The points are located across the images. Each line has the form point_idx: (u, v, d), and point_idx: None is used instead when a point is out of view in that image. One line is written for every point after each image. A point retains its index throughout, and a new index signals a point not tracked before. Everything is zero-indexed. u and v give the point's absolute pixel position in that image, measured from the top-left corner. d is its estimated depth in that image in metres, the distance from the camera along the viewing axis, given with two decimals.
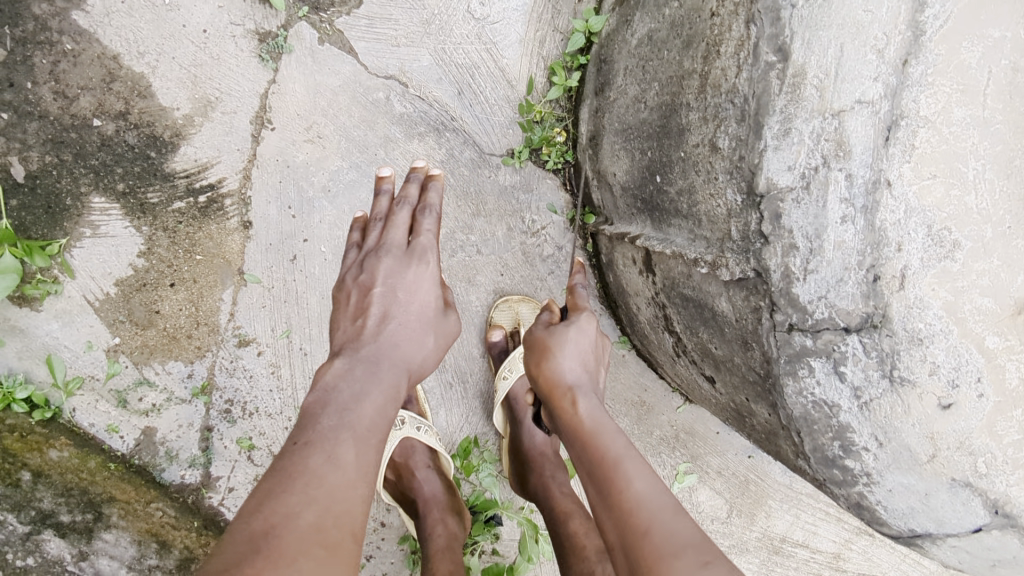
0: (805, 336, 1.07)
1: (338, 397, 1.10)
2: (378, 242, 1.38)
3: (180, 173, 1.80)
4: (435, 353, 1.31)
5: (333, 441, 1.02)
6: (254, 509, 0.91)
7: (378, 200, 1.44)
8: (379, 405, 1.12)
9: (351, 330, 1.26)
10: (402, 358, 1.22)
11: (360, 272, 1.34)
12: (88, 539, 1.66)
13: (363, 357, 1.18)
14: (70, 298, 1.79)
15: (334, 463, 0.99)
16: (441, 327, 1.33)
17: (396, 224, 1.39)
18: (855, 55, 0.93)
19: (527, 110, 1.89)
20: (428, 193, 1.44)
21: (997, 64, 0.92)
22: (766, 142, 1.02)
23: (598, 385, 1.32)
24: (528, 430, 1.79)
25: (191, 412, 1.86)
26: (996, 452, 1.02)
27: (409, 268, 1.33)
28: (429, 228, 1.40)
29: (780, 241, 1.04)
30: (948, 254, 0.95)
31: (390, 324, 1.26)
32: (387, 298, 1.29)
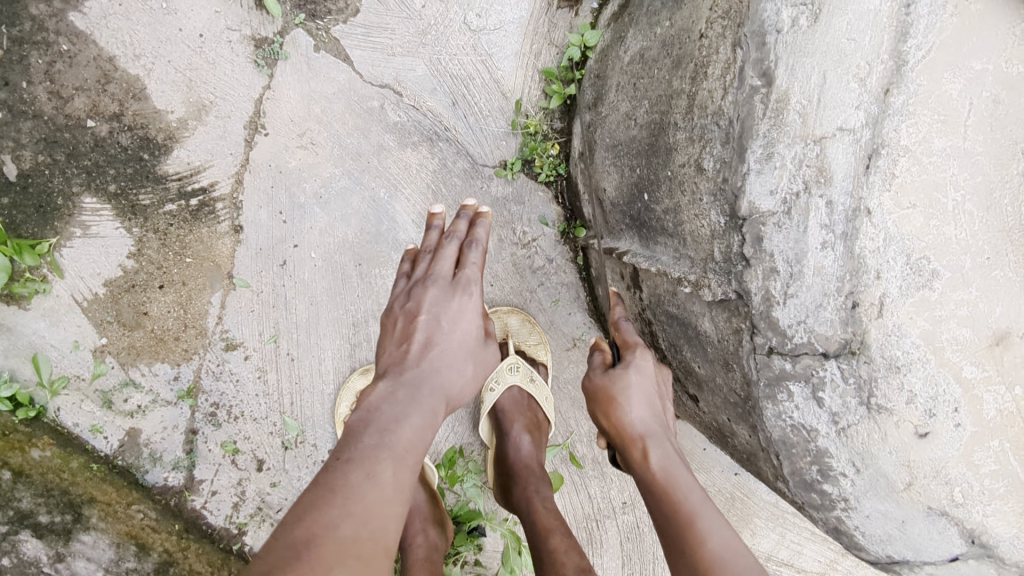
0: (784, 360, 1.07)
1: (382, 417, 1.07)
2: (425, 271, 1.29)
3: (173, 176, 1.81)
4: (473, 382, 1.24)
5: (373, 459, 1.00)
6: (296, 519, 0.91)
7: (428, 233, 1.35)
8: (418, 431, 1.08)
9: (392, 354, 1.20)
10: (440, 386, 1.16)
11: (406, 298, 1.27)
12: (66, 540, 1.67)
13: (404, 381, 1.13)
14: (58, 298, 1.79)
15: (374, 480, 0.97)
16: (480, 358, 1.26)
17: (443, 255, 1.30)
18: (837, 82, 0.93)
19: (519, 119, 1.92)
20: (477, 228, 1.35)
21: (979, 95, 0.92)
22: (748, 165, 1.02)
23: (668, 422, 1.33)
24: (514, 443, 1.78)
25: (176, 414, 1.86)
26: (973, 482, 1.02)
27: (454, 298, 1.25)
28: (476, 261, 1.31)
29: (761, 264, 1.04)
30: (927, 283, 0.95)
31: (431, 352, 1.19)
32: (430, 326, 1.21)
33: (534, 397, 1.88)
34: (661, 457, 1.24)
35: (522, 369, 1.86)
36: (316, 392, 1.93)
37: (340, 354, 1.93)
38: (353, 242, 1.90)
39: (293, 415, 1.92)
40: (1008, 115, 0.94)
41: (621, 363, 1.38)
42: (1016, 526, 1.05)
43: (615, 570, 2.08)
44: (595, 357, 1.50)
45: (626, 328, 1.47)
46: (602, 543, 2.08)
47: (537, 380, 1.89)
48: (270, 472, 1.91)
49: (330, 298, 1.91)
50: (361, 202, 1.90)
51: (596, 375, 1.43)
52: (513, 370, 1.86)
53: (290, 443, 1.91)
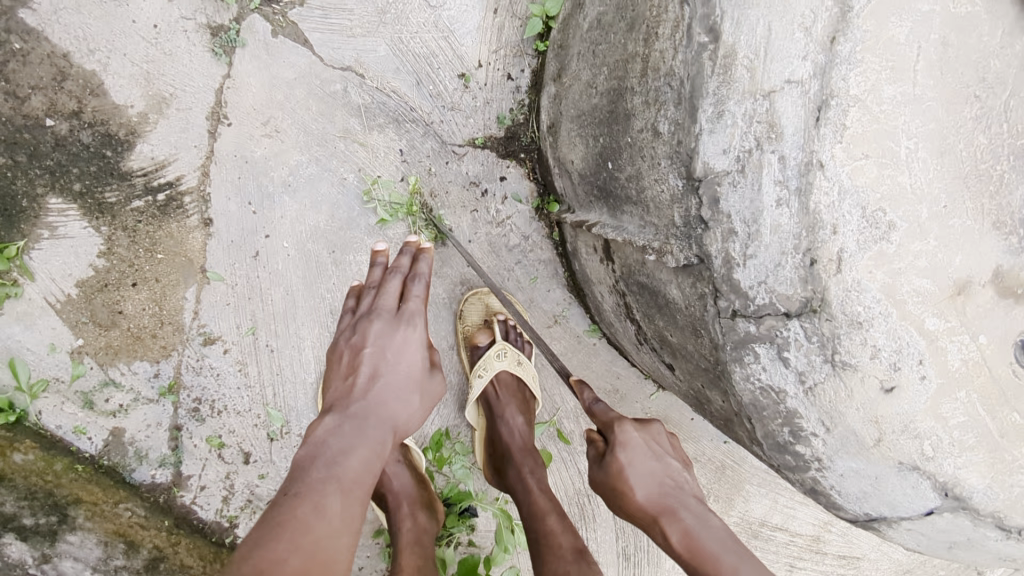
0: (748, 322, 1.05)
1: (328, 451, 1.06)
2: (369, 306, 1.30)
3: (138, 172, 1.78)
4: (421, 412, 1.23)
5: (320, 492, 1.00)
6: (243, 555, 0.89)
7: (372, 270, 1.37)
8: (366, 459, 1.08)
9: (340, 389, 1.19)
10: (388, 416, 1.16)
11: (351, 332, 1.26)
12: (52, 541, 1.65)
13: (352, 414, 1.12)
14: (31, 301, 1.77)
15: (321, 513, 0.97)
16: (428, 387, 1.25)
17: (387, 290, 1.31)
18: (782, 34, 0.91)
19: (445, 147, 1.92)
20: (419, 262, 1.35)
21: (927, 39, 0.89)
22: (701, 125, 1.01)
23: (684, 485, 1.20)
24: (506, 426, 1.76)
25: (159, 411, 1.86)
26: (942, 435, 1.01)
27: (398, 331, 1.24)
28: (420, 294, 1.31)
29: (719, 226, 1.02)
30: (884, 235, 0.93)
31: (379, 384, 1.18)
32: (375, 358, 1.21)
33: (523, 379, 1.87)
34: (684, 533, 1.10)
35: (509, 354, 1.87)
36: (298, 381, 1.93)
37: (320, 342, 1.92)
38: (325, 230, 1.89)
39: (276, 405, 1.92)
40: (959, 57, 0.90)
41: (608, 447, 1.25)
42: (987, 476, 1.05)
43: (610, 543, 2.09)
44: (589, 452, 1.34)
45: (598, 407, 1.35)
46: (595, 518, 2.08)
47: (524, 363, 1.90)
48: (258, 464, 1.91)
49: (306, 287, 1.90)
50: (331, 187, 1.88)
51: (594, 470, 1.28)
52: (500, 357, 1.86)
53: (275, 434, 1.91)
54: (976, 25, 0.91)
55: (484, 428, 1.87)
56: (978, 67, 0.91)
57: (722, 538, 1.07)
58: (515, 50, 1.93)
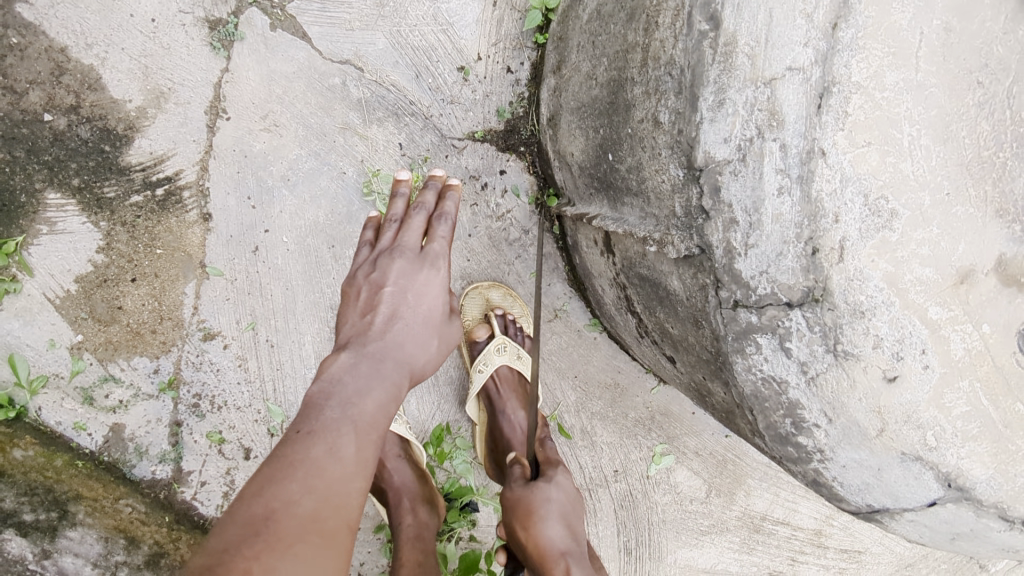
0: (750, 313, 1.05)
1: (344, 390, 1.04)
2: (391, 243, 1.26)
3: (136, 167, 1.78)
4: (436, 358, 1.22)
5: (335, 432, 0.98)
6: (255, 492, 0.89)
7: (394, 201, 1.30)
8: (382, 402, 1.06)
9: (357, 327, 1.18)
10: (405, 359, 1.14)
11: (371, 270, 1.23)
12: (52, 537, 1.62)
13: (369, 354, 1.11)
14: (30, 297, 1.77)
15: (336, 455, 0.95)
16: (444, 334, 1.24)
17: (411, 228, 1.27)
18: (784, 20, 0.90)
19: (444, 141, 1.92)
20: (445, 201, 1.31)
21: (929, 24, 0.88)
22: (702, 114, 1.00)
23: (580, 543, 1.37)
24: (508, 421, 1.78)
25: (158, 407, 1.85)
26: (945, 425, 1.00)
27: (420, 272, 1.22)
28: (444, 236, 1.28)
29: (720, 216, 1.02)
30: (886, 224, 0.92)
31: (396, 325, 1.17)
32: (395, 299, 1.19)
33: (523, 373, 1.88)
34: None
35: (509, 349, 1.86)
36: (298, 377, 1.92)
37: (320, 337, 1.92)
38: (325, 225, 1.88)
39: (277, 401, 1.92)
40: (961, 43, 0.89)
41: (542, 480, 1.45)
42: (990, 466, 1.04)
43: (611, 538, 2.09)
44: (515, 471, 1.53)
45: (550, 448, 1.68)
46: (596, 513, 2.08)
47: (524, 357, 1.90)
48: (259, 459, 1.91)
49: (306, 282, 1.90)
50: (330, 182, 1.87)
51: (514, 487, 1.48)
52: (500, 351, 1.85)
53: (276, 429, 1.91)
54: (978, 11, 0.90)
55: (485, 422, 1.86)
56: (980, 53, 0.90)
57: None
58: (515, 43, 1.92)
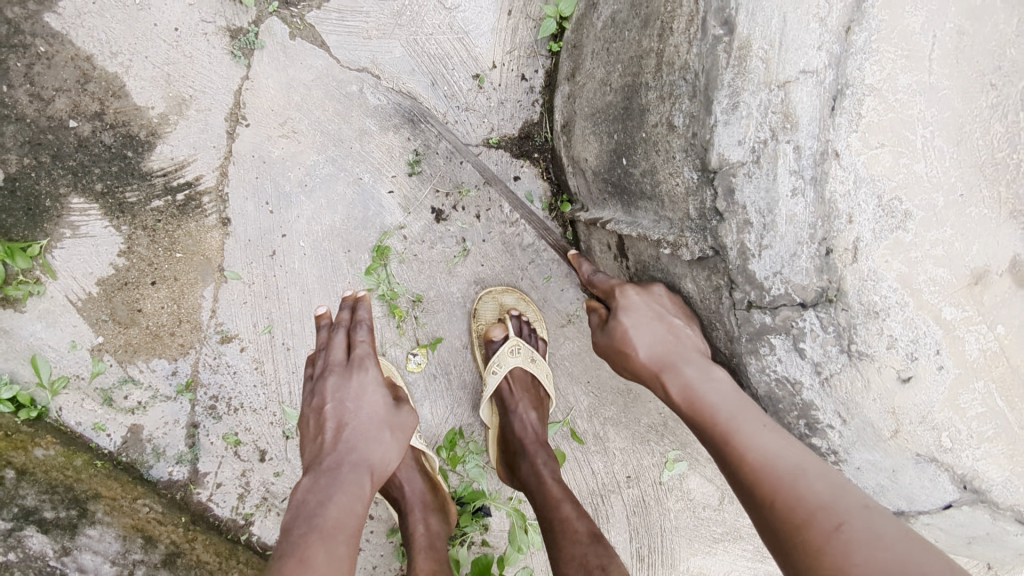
0: (764, 314, 1.06)
1: (308, 506, 1.17)
2: (323, 365, 1.46)
3: (158, 172, 1.82)
4: (396, 446, 1.35)
5: (305, 544, 1.10)
6: None
7: (320, 334, 1.55)
8: (345, 504, 1.18)
9: (314, 448, 1.33)
10: (361, 457, 1.28)
11: (314, 396, 1.41)
12: (71, 535, 1.63)
13: (326, 468, 1.24)
14: (53, 299, 1.81)
15: (307, 562, 1.07)
16: (397, 422, 1.39)
17: (334, 346, 1.48)
18: (797, 24, 0.91)
19: (461, 146, 1.94)
20: (357, 311, 1.54)
21: (942, 28, 0.88)
22: (716, 117, 1.00)
23: (688, 338, 1.21)
24: (519, 420, 1.77)
25: (176, 408, 1.88)
26: (960, 425, 1.02)
27: (352, 379, 1.40)
28: (364, 341, 1.49)
29: (735, 218, 1.03)
30: (900, 225, 0.93)
31: (346, 432, 1.32)
32: (338, 411, 1.35)
33: (537, 376, 1.88)
34: (683, 386, 1.15)
35: (523, 351, 1.86)
36: None
37: None
38: (341, 229, 1.91)
39: (292, 403, 1.94)
40: (974, 46, 0.88)
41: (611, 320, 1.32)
42: (1006, 467, 1.05)
43: (624, 544, 2.09)
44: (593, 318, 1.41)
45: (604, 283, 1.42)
46: (608, 518, 2.08)
47: (539, 360, 1.90)
48: (273, 461, 1.93)
49: (322, 286, 1.92)
50: (346, 187, 1.90)
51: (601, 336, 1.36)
52: (514, 352, 1.86)
53: (290, 431, 1.93)
54: (991, 13, 0.88)
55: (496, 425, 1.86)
56: (994, 56, 0.89)
57: (800, 452, 0.96)
58: (529, 51, 1.95)
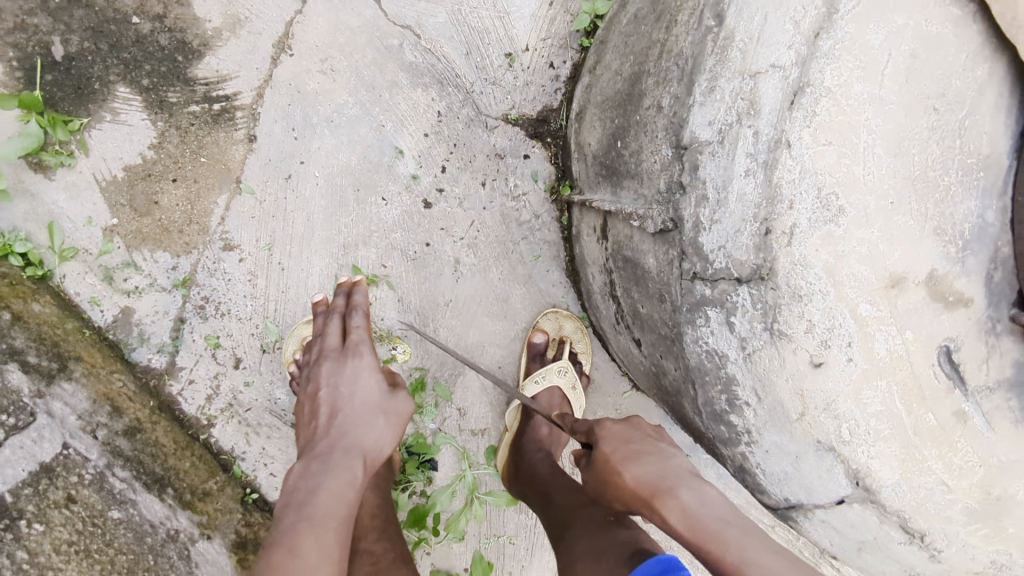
0: (705, 285, 1.16)
1: (299, 494, 1.16)
2: (318, 350, 1.52)
3: (201, 80, 1.96)
4: (390, 432, 1.37)
5: (294, 534, 1.07)
6: None
7: (317, 320, 1.66)
8: (336, 492, 1.17)
9: (308, 434, 1.35)
10: (354, 444, 1.28)
11: (308, 381, 1.46)
12: (48, 382, 1.74)
13: (317, 452, 1.25)
14: (81, 175, 1.95)
15: (295, 553, 1.03)
16: (391, 407, 1.41)
17: (330, 332, 1.54)
18: (776, 23, 1.03)
19: (482, 117, 2.07)
20: (353, 295, 1.61)
21: (898, 48, 0.99)
22: (694, 98, 1.13)
23: (674, 462, 1.14)
24: (534, 428, 1.92)
25: (168, 301, 2.00)
26: (859, 420, 1.09)
27: (346, 364, 1.44)
28: (359, 324, 1.55)
29: (695, 192, 1.15)
30: (833, 218, 1.03)
31: (339, 418, 1.34)
32: (332, 396, 1.39)
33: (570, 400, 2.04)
34: (681, 513, 1.03)
35: (567, 374, 2.04)
36: (299, 302, 2.05)
37: (328, 271, 2.04)
38: (355, 168, 2.03)
39: (275, 321, 2.05)
40: (924, 70, 1.00)
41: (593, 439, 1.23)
42: (899, 472, 1.11)
43: None
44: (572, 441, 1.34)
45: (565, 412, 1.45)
46: None
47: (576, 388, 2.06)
48: (245, 371, 2.04)
49: (326, 217, 2.04)
50: (369, 131, 2.03)
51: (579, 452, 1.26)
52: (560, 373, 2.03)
53: (268, 346, 2.04)
54: (943, 45, 1.00)
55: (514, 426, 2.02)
56: (939, 83, 1.01)
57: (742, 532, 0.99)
58: (561, 42, 2.08)
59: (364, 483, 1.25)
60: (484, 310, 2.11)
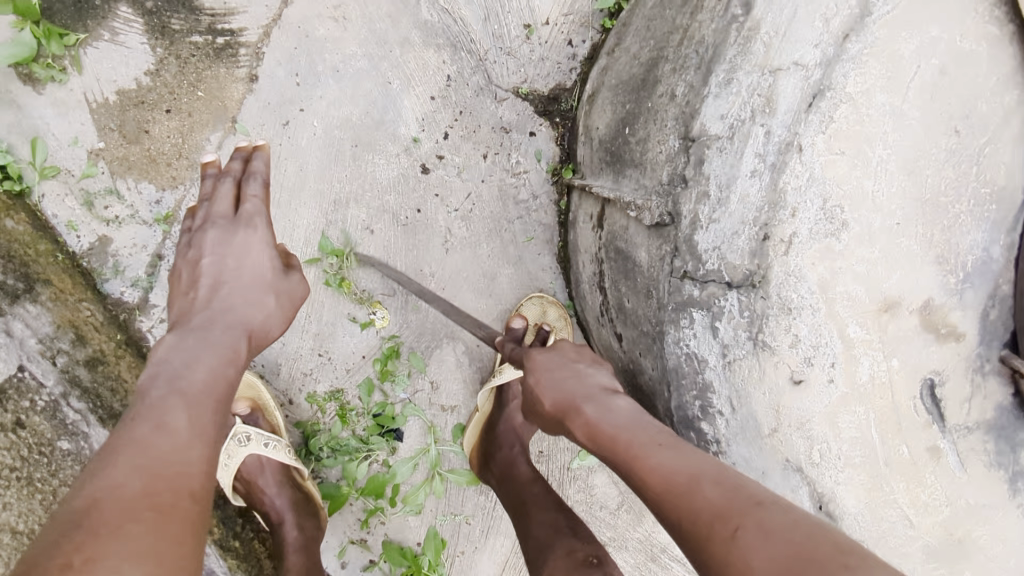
0: (694, 286, 1.08)
1: (168, 368, 1.11)
2: (204, 217, 1.41)
3: (207, 11, 1.90)
4: (279, 311, 1.36)
5: (163, 407, 1.02)
6: (76, 492, 0.87)
7: (205, 182, 1.47)
8: (210, 367, 1.14)
9: (185, 304, 1.31)
10: (237, 320, 1.27)
11: (190, 250, 1.38)
12: (11, 301, 1.71)
13: (195, 325, 1.22)
14: (71, 92, 1.88)
15: (163, 429, 0.98)
16: (282, 287, 1.39)
17: (220, 198, 1.43)
18: (805, 19, 0.97)
19: (493, 87, 2.01)
20: (251, 163, 1.47)
21: (927, 62, 0.95)
22: (709, 88, 1.06)
23: (591, 378, 1.19)
24: (507, 418, 1.87)
25: (147, 235, 1.93)
26: (832, 444, 1.05)
27: (236, 237, 1.38)
28: (256, 195, 1.44)
29: (697, 187, 1.07)
30: (835, 232, 0.99)
31: (222, 289, 1.32)
32: (215, 268, 1.34)
33: None
34: (585, 425, 1.09)
35: None
36: None
37: (315, 224, 1.98)
38: (355, 123, 1.97)
39: None
40: (951, 89, 0.96)
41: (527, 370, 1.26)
42: (863, 502, 1.07)
43: None
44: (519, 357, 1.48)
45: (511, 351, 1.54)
46: None
47: None
48: None
49: (320, 169, 1.97)
50: (374, 87, 1.97)
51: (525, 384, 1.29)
52: None
53: None
54: (974, 65, 0.96)
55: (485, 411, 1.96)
56: (964, 104, 0.96)
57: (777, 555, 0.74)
58: (583, 20, 2.01)
59: (247, 358, 1.24)
60: (469, 286, 2.05)
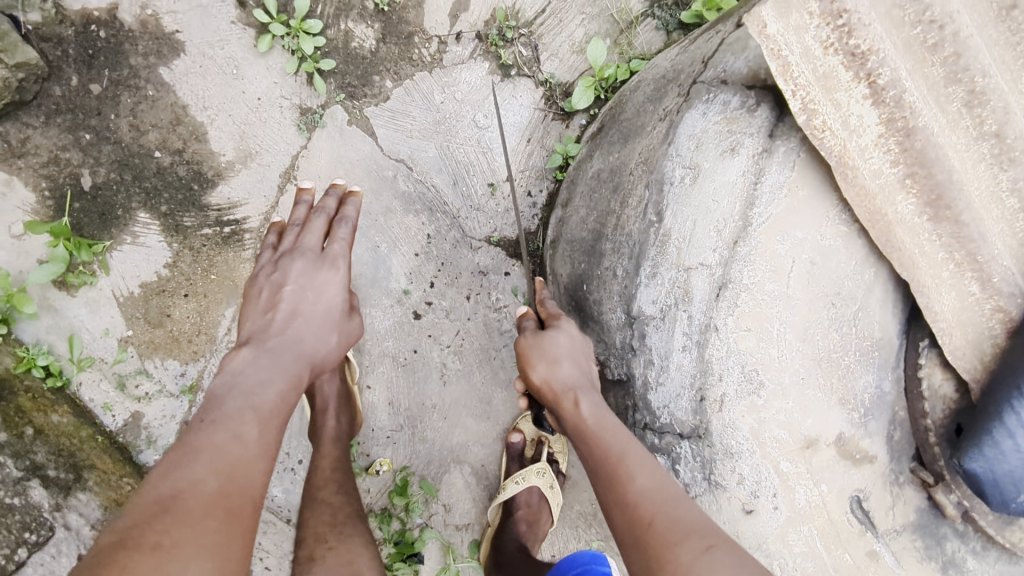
0: (654, 436, 1.34)
1: (245, 382, 1.24)
2: (292, 245, 1.55)
3: (214, 207, 2.18)
4: (338, 347, 1.47)
5: (239, 419, 1.16)
6: (161, 479, 1.01)
7: (299, 207, 1.62)
8: (280, 390, 1.26)
9: (260, 323, 1.41)
10: (304, 348, 1.38)
11: (273, 271, 1.49)
12: (65, 494, 1.91)
13: (269, 346, 1.33)
14: (100, 291, 2.14)
15: (237, 439, 1.12)
16: (344, 327, 1.51)
17: (311, 229, 1.56)
18: (705, 229, 1.28)
19: (468, 238, 2.30)
20: (345, 207, 1.63)
21: (800, 256, 1.27)
22: (640, 278, 1.32)
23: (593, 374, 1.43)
24: (513, 526, 2.06)
25: (175, 406, 2.16)
26: (787, 558, 1.26)
27: (319, 272, 1.49)
28: (343, 237, 1.58)
29: (643, 355, 1.34)
30: (755, 389, 1.26)
31: (298, 318, 1.42)
32: (296, 296, 1.44)
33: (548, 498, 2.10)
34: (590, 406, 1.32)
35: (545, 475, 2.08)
36: None
37: None
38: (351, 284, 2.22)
39: None
40: (822, 275, 1.29)
41: (552, 328, 1.47)
42: None
43: None
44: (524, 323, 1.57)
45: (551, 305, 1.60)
46: None
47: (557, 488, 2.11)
48: None
49: None
50: (364, 251, 2.23)
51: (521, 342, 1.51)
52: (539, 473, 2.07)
53: None
54: (836, 255, 1.29)
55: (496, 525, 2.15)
56: (835, 285, 1.29)
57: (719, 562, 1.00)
58: (538, 173, 2.32)
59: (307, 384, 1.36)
60: (468, 411, 2.28)
